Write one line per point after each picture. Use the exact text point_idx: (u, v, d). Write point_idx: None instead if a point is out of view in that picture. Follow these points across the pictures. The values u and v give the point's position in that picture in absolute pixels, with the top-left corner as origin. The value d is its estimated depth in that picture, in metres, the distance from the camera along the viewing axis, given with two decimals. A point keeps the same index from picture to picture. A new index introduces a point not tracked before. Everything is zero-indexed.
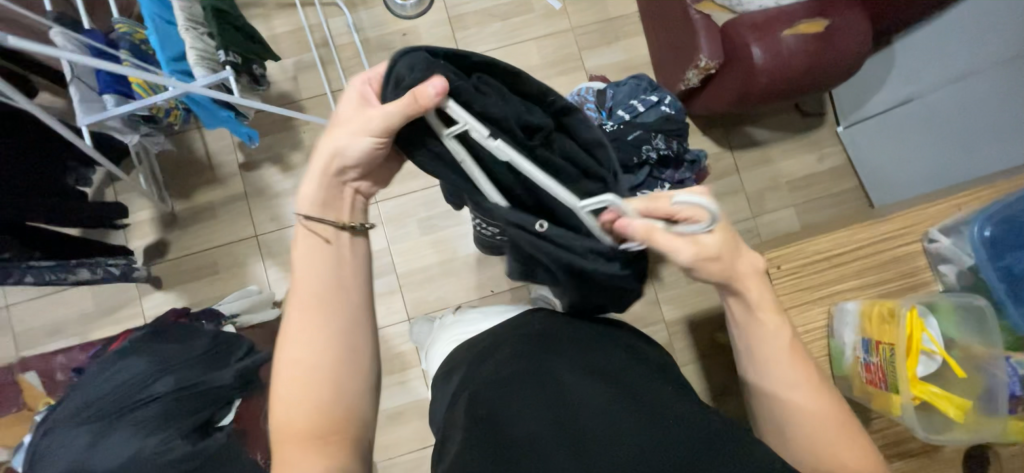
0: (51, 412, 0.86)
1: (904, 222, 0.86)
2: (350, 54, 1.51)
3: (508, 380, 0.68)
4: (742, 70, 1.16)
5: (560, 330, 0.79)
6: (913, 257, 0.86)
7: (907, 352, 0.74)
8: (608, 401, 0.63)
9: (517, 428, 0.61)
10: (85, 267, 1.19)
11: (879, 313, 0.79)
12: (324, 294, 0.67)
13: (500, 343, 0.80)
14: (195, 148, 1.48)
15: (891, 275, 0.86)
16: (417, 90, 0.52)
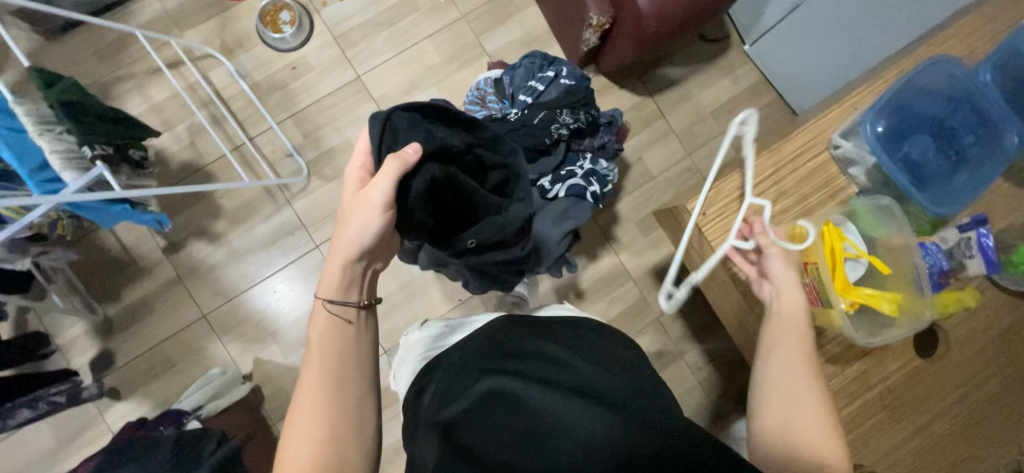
0: None
1: (811, 134, 0.85)
2: (242, 104, 1.43)
3: (474, 408, 0.63)
4: (631, 19, 1.16)
5: (512, 334, 0.75)
6: (826, 167, 0.85)
7: (832, 263, 0.76)
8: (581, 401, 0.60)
9: (495, 457, 0.58)
10: (24, 405, 1.13)
11: (800, 235, 0.80)
12: (338, 372, 0.69)
13: (463, 364, 0.73)
14: (108, 247, 1.38)
15: (812, 190, 0.85)
16: (400, 155, 0.66)
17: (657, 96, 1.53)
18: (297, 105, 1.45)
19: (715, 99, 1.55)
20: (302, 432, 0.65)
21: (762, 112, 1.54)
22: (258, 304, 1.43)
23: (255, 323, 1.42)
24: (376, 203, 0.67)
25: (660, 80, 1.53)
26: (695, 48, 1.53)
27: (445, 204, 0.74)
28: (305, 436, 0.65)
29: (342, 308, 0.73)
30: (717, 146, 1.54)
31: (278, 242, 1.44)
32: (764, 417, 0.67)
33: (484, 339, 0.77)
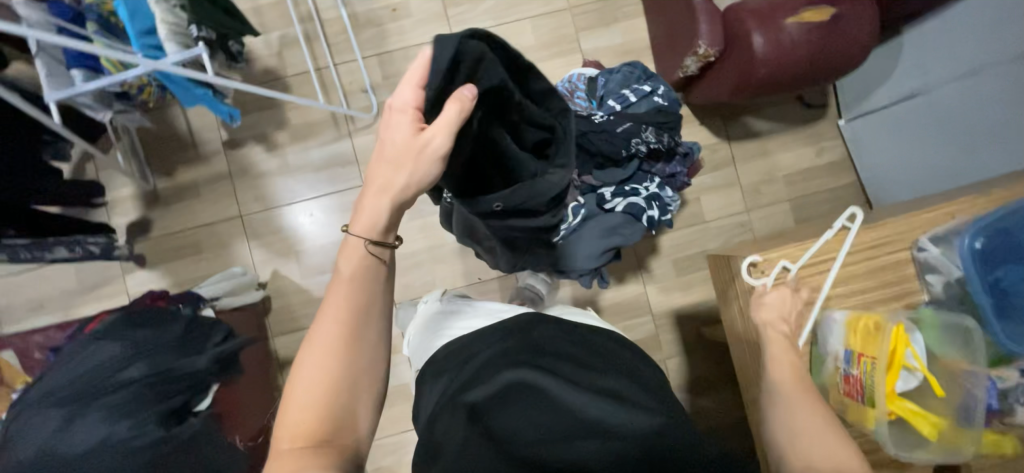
0: (23, 395, 0.83)
1: (899, 227, 0.81)
2: (337, 29, 1.45)
3: (502, 390, 0.66)
4: (740, 60, 1.11)
5: (530, 329, 0.77)
6: (902, 266, 0.81)
7: (888, 365, 0.70)
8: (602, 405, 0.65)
9: (519, 444, 0.61)
10: (63, 245, 1.16)
11: (864, 325, 0.74)
12: (357, 316, 0.62)
13: (484, 341, 0.77)
14: (176, 124, 1.43)
15: (879, 284, 0.81)
16: (456, 96, 0.58)
17: (735, 144, 1.49)
18: (386, 46, 1.47)
19: (793, 164, 1.49)
20: (312, 369, 0.60)
21: (836, 192, 1.47)
22: (292, 221, 1.46)
23: (283, 238, 1.46)
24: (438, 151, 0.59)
25: (743, 128, 1.48)
26: (789, 108, 1.48)
27: (484, 161, 0.69)
28: (315, 374, 0.60)
29: (379, 249, 0.63)
30: (778, 212, 1.49)
31: (328, 170, 1.46)
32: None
33: (503, 327, 0.79)
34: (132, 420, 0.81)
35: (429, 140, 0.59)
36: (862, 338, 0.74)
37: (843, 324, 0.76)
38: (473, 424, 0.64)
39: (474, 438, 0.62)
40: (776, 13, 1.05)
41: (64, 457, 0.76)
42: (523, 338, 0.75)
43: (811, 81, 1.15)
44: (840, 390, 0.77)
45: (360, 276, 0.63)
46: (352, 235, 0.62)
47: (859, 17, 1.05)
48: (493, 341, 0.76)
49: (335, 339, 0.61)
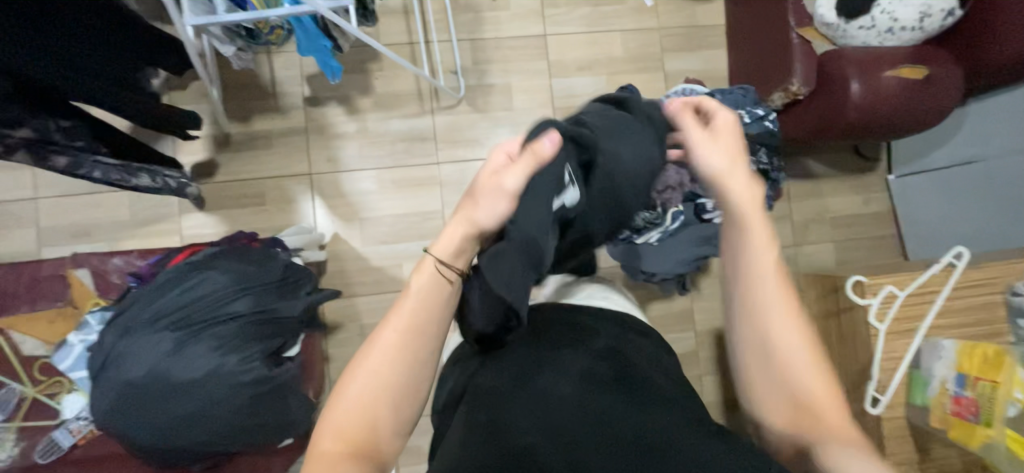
0: (122, 314, 0.82)
1: (991, 273, 0.96)
2: (438, 8, 1.47)
3: (499, 383, 0.67)
4: (833, 103, 1.19)
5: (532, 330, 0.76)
6: (994, 308, 0.95)
7: (1005, 391, 0.79)
8: (591, 397, 0.64)
9: (517, 438, 0.60)
10: (145, 172, 1.12)
11: (980, 354, 0.84)
12: (415, 339, 0.60)
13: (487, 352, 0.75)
14: (260, 72, 1.41)
15: (974, 321, 0.95)
16: (536, 146, 0.64)
17: (792, 181, 1.54)
18: (481, 32, 1.49)
19: (842, 208, 1.56)
20: (359, 388, 0.58)
21: (878, 241, 1.55)
22: (359, 186, 1.44)
23: (348, 203, 1.44)
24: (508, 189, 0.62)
25: (803, 169, 1.55)
26: (846, 156, 1.56)
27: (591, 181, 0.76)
28: (362, 391, 0.58)
29: (446, 269, 0.63)
30: (823, 252, 1.55)
31: (405, 143, 1.46)
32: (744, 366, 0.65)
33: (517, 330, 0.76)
34: (238, 355, 0.81)
35: (506, 179, 0.62)
36: (976, 364, 0.85)
37: (955, 349, 0.89)
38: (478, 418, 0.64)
39: (474, 425, 0.63)
40: (877, 64, 1.15)
41: (173, 382, 0.77)
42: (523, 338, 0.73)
43: (889, 135, 1.24)
44: (947, 409, 0.88)
45: (428, 292, 0.62)
46: (431, 255, 0.63)
47: (944, 83, 1.15)
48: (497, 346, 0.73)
49: (384, 365, 0.58)
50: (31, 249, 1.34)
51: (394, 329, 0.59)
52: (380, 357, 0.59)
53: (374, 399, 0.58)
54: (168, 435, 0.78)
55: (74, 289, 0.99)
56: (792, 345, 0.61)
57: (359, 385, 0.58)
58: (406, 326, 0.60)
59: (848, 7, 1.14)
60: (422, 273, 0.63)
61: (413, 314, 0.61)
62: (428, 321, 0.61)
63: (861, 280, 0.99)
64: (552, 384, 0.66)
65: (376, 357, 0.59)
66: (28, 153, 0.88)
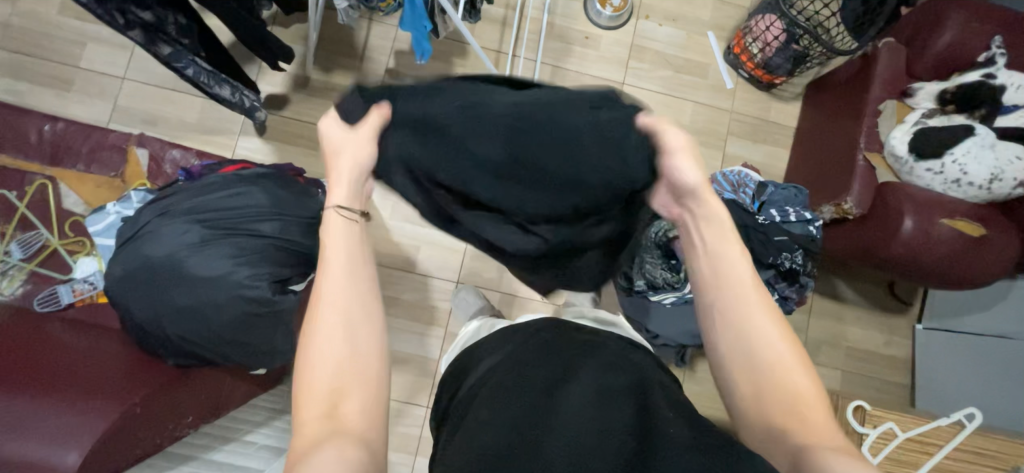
0: (162, 199, 0.87)
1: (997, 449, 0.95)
2: (534, 29, 1.55)
3: (514, 385, 0.65)
4: (880, 232, 1.18)
5: (551, 342, 0.74)
6: None
7: None
8: (603, 413, 0.59)
9: (523, 431, 0.58)
10: (229, 86, 1.19)
11: None
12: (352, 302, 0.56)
13: (499, 363, 0.72)
14: (357, 34, 1.51)
15: None
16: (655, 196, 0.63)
17: (818, 296, 1.51)
18: (565, 63, 1.56)
19: (861, 340, 1.51)
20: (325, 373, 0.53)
21: (890, 384, 1.50)
22: None
23: None
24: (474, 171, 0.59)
25: (832, 288, 1.52)
26: (879, 290, 1.53)
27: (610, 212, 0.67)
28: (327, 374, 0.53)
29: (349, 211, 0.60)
30: (829, 376, 1.49)
31: None
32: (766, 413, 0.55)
33: (531, 338, 0.76)
34: (252, 269, 0.83)
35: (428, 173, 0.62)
36: None
37: None
38: (483, 409, 0.63)
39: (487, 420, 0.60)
40: (935, 209, 1.14)
41: (186, 274, 0.80)
42: (530, 349, 0.72)
43: (933, 283, 1.21)
44: None
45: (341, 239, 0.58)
46: (332, 210, 0.59)
47: (998, 248, 1.15)
48: (523, 346, 0.74)
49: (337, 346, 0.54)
50: (101, 119, 1.43)
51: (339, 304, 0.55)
52: (329, 307, 0.55)
53: (340, 376, 0.53)
54: (162, 323, 0.80)
55: (128, 164, 1.06)
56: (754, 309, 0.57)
57: (308, 375, 0.53)
58: (346, 285, 0.56)
59: (922, 146, 1.15)
60: (334, 227, 0.59)
61: (333, 297, 0.55)
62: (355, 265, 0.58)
63: (868, 409, 0.97)
64: (564, 395, 0.62)
65: (317, 346, 0.54)
66: (143, 33, 0.94)
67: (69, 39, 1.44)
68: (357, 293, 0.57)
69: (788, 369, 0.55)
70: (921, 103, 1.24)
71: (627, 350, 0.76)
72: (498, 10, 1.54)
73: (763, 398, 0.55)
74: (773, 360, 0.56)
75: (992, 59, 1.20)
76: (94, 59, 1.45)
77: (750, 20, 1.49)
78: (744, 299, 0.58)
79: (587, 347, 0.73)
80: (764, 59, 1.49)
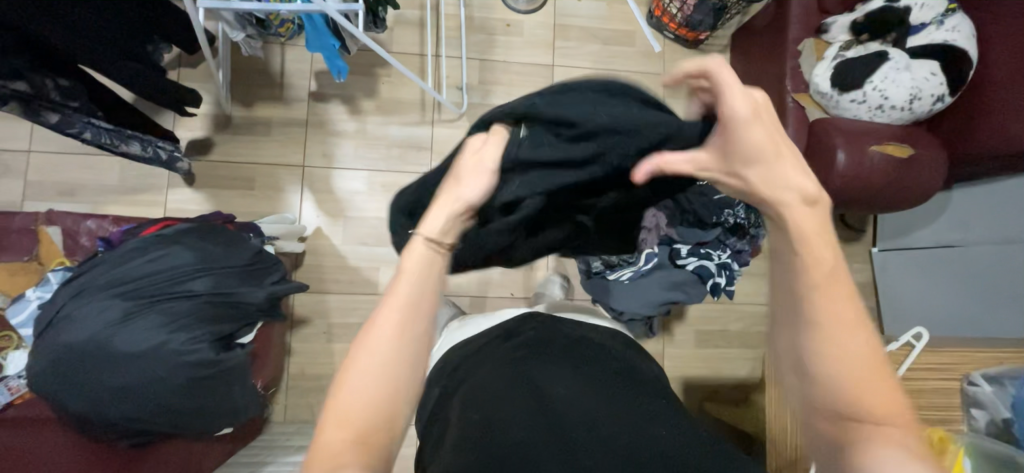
0: (81, 276, 0.82)
1: (951, 359, 1.01)
2: (453, 25, 1.51)
3: (501, 384, 0.71)
4: (818, 169, 1.20)
5: (536, 341, 0.80)
6: (951, 393, 1.00)
7: None
8: (582, 403, 0.66)
9: (509, 434, 0.61)
10: (138, 141, 1.13)
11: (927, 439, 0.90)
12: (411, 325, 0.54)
13: (484, 359, 0.79)
14: (271, 62, 1.45)
15: (927, 404, 1.00)
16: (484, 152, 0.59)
17: None
18: (491, 55, 1.53)
19: None
20: (371, 382, 0.52)
21: None
22: (346, 185, 1.45)
23: (335, 199, 1.45)
24: (490, 164, 0.58)
25: None
26: (832, 222, 1.57)
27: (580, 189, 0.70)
28: (374, 383, 0.52)
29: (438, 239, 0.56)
30: None
31: (401, 148, 1.48)
32: (835, 437, 0.53)
33: (523, 337, 0.82)
34: (189, 333, 0.79)
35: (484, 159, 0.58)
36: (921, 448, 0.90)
37: None
38: (468, 415, 0.66)
39: (468, 423, 0.65)
40: (864, 138, 1.17)
41: (117, 353, 0.75)
42: (520, 349, 0.79)
43: (876, 208, 1.24)
44: None
45: (421, 288, 0.55)
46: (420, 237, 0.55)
47: (930, 163, 1.18)
48: (498, 350, 0.80)
49: (386, 359, 0.53)
50: (15, 199, 1.34)
51: (393, 311, 0.53)
52: (385, 328, 0.53)
53: (387, 394, 0.53)
54: (98, 405, 0.75)
55: (41, 245, 0.99)
56: (839, 312, 0.51)
57: (366, 374, 0.52)
58: (404, 303, 0.54)
59: (843, 79, 1.18)
60: (415, 249, 0.55)
61: (404, 293, 0.54)
62: (423, 291, 0.55)
63: None
64: (549, 389, 0.69)
65: (371, 348, 0.53)
66: (20, 106, 0.88)
67: None
68: (428, 291, 0.55)
69: (875, 389, 0.51)
70: (837, 37, 1.26)
71: (601, 338, 0.85)
72: (413, 12, 1.50)
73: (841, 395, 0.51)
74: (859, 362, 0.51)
75: None
76: None
77: None
78: (828, 308, 0.51)
79: (580, 345, 0.80)
80: (685, 18, 1.49)
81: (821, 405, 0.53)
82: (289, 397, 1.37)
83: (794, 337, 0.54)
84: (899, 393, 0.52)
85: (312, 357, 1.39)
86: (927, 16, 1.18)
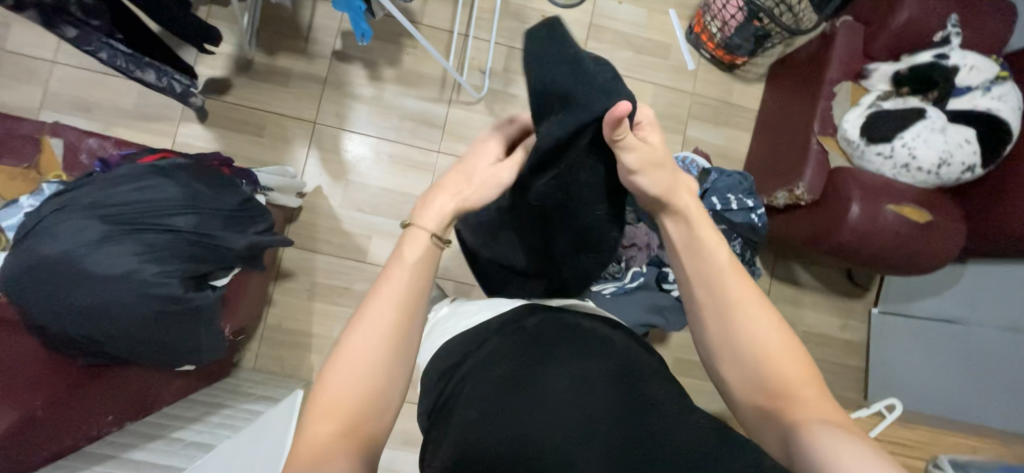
0: (68, 192, 0.82)
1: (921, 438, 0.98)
2: (487, 8, 1.49)
3: (501, 373, 0.62)
4: (830, 218, 1.16)
5: (534, 320, 0.72)
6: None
7: None
8: (585, 399, 0.57)
9: (510, 432, 0.55)
10: (153, 70, 1.13)
11: None
12: (405, 318, 0.55)
13: (479, 348, 0.70)
14: (301, 13, 1.44)
15: None
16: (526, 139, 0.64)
17: (776, 281, 1.50)
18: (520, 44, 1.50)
19: (817, 326, 1.52)
20: (353, 369, 0.53)
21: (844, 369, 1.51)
22: (352, 149, 1.45)
23: (340, 161, 1.44)
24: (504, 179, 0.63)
25: (790, 273, 1.51)
26: (837, 275, 1.52)
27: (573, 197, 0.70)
28: (355, 371, 0.53)
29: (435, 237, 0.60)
30: None
31: (414, 122, 1.47)
32: (745, 400, 0.59)
33: (518, 318, 0.74)
34: (162, 265, 0.80)
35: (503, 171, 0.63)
36: None
37: None
38: (466, 413, 0.58)
39: (475, 423, 0.57)
40: (882, 195, 1.13)
41: (88, 273, 0.76)
42: (516, 333, 0.69)
43: (880, 269, 1.20)
44: None
45: (418, 267, 0.57)
46: (415, 227, 0.59)
47: (946, 232, 1.13)
48: (491, 334, 0.71)
49: (369, 347, 0.53)
50: (32, 106, 1.36)
51: (386, 304, 0.55)
52: (377, 322, 0.54)
53: (375, 375, 0.53)
54: (61, 320, 0.76)
55: (42, 155, 1.00)
56: (728, 292, 0.59)
57: (350, 364, 0.53)
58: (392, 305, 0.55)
59: (875, 130, 1.13)
60: (411, 240, 0.58)
61: (396, 288, 0.56)
62: (418, 288, 0.57)
63: None
64: (547, 376, 0.60)
65: (360, 336, 0.54)
66: (38, 14, 0.89)
67: None
68: (420, 290, 0.57)
69: (775, 350, 0.57)
70: (877, 86, 1.20)
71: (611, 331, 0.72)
72: None
73: (753, 376, 0.57)
74: (766, 348, 0.57)
75: (947, 39, 1.16)
76: (21, 41, 1.37)
77: None
78: (721, 288, 0.59)
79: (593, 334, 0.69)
80: (725, 39, 1.44)
81: (742, 388, 0.59)
82: (262, 346, 1.38)
83: (700, 319, 0.61)
84: (796, 352, 0.58)
85: (291, 312, 1.40)
86: (975, 80, 1.12)
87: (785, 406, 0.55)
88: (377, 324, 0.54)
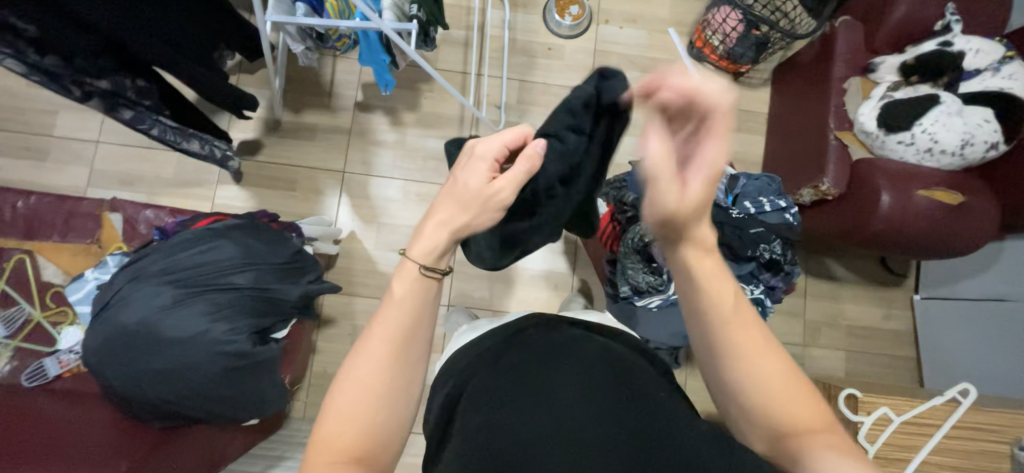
0: (136, 262, 0.87)
1: (1000, 421, 0.96)
2: (495, 47, 1.57)
3: (496, 388, 0.66)
4: (861, 209, 1.17)
5: (538, 339, 0.76)
6: (1000, 457, 0.95)
7: None
8: (590, 405, 0.60)
9: (514, 432, 0.59)
10: (197, 140, 1.21)
11: None
12: (405, 344, 0.58)
13: (476, 367, 0.75)
14: (323, 71, 1.53)
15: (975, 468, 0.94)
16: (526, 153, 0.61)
17: (812, 278, 1.50)
18: (530, 76, 1.57)
19: (860, 318, 1.50)
20: (352, 398, 0.56)
21: (895, 360, 1.48)
22: (381, 192, 1.50)
23: (371, 205, 1.50)
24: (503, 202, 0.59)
25: (824, 268, 1.50)
26: (873, 266, 1.51)
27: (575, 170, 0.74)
28: (353, 401, 0.55)
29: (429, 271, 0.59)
30: (833, 358, 1.47)
31: (437, 161, 1.53)
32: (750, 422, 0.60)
33: (520, 337, 0.78)
34: (229, 324, 0.83)
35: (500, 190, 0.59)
36: None
37: None
38: (473, 418, 0.63)
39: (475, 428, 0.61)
40: (910, 181, 1.14)
41: (163, 336, 0.80)
42: (517, 352, 0.73)
43: (923, 254, 1.19)
44: None
45: (415, 296, 0.59)
46: (409, 259, 0.59)
47: (981, 211, 1.14)
48: (494, 352, 0.76)
49: (369, 376, 0.56)
50: (80, 185, 1.44)
51: (383, 335, 0.57)
52: (376, 349, 0.57)
53: (375, 404, 0.56)
54: (139, 386, 0.79)
55: (103, 229, 1.07)
56: (726, 304, 0.60)
57: (351, 394, 0.56)
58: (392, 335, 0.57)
59: (893, 119, 1.15)
60: (404, 273, 0.59)
61: (396, 318, 0.58)
62: (417, 316, 0.58)
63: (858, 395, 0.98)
64: (548, 387, 0.63)
65: (362, 364, 0.57)
66: (102, 102, 0.96)
67: (39, 109, 1.46)
68: (421, 318, 0.59)
69: (775, 369, 0.58)
70: (885, 78, 1.23)
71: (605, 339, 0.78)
72: (459, 32, 1.56)
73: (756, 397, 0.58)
74: (760, 360, 0.58)
75: (948, 27, 1.20)
76: (67, 127, 1.46)
77: (708, 13, 1.50)
78: (721, 304, 0.60)
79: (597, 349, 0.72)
80: (727, 49, 1.49)
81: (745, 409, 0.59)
82: (309, 395, 1.39)
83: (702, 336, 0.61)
84: (792, 369, 0.59)
85: (335, 358, 1.42)
86: (982, 63, 1.15)
87: (791, 429, 0.57)
88: (376, 353, 0.56)
